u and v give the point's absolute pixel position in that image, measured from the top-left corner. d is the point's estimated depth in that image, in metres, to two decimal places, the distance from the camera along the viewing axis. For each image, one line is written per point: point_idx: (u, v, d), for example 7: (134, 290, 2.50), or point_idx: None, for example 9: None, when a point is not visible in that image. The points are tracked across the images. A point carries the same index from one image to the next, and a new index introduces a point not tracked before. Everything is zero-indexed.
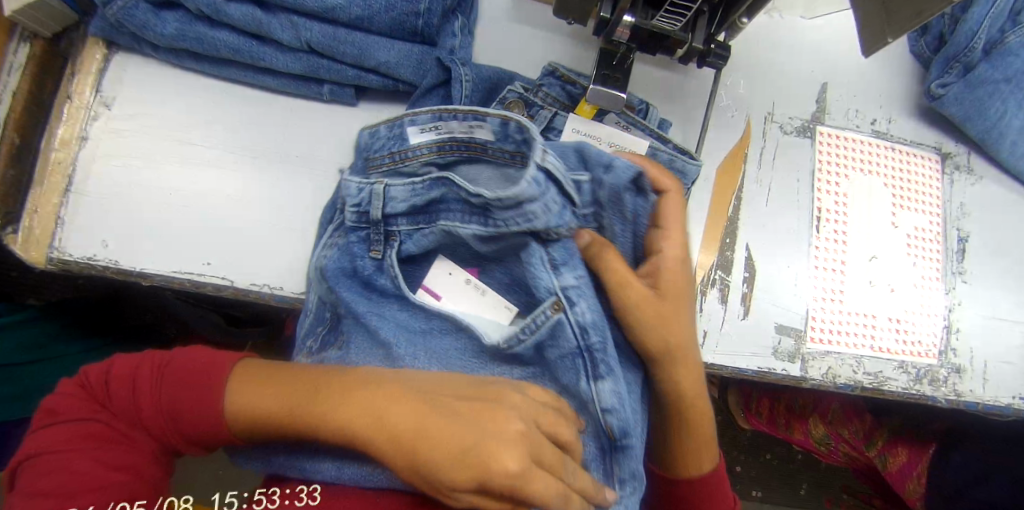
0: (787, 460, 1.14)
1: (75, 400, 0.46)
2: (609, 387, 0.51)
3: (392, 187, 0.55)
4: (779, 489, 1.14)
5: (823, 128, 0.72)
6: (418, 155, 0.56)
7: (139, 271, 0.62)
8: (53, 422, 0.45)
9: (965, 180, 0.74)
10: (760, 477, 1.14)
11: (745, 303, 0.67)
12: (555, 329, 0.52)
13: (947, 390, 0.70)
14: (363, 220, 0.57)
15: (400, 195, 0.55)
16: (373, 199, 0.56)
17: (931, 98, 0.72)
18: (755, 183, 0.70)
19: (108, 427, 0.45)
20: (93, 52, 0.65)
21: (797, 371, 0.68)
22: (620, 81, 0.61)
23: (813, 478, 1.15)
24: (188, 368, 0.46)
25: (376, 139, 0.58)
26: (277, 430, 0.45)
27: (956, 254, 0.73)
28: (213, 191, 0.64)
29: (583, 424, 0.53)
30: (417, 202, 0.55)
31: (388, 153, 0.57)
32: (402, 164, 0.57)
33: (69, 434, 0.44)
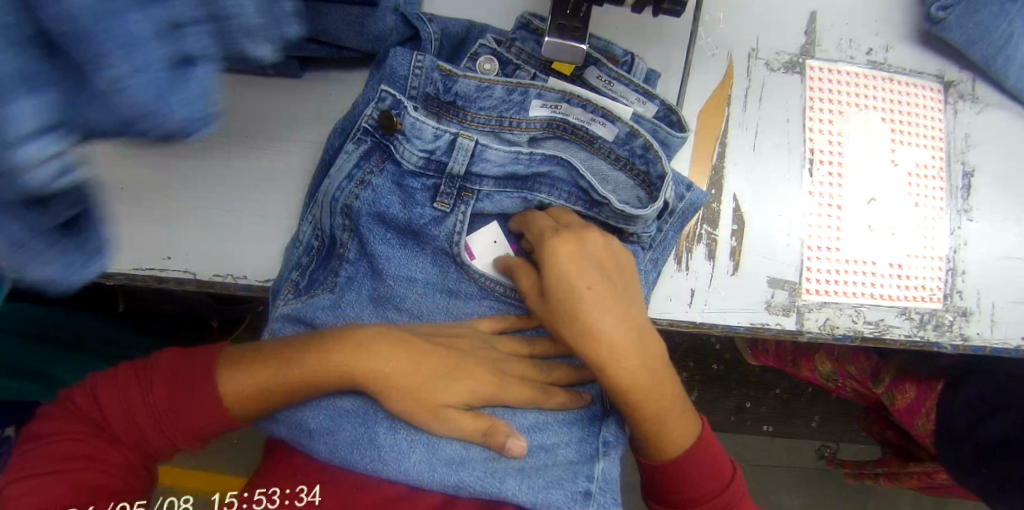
0: (797, 393, 1.13)
1: (55, 426, 0.45)
2: None
3: (490, 150, 0.53)
4: (790, 424, 1.13)
5: (813, 62, 0.66)
6: (529, 129, 0.55)
7: (100, 271, 0.59)
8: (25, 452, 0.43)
9: (970, 109, 0.69)
10: (771, 413, 1.13)
11: (734, 257, 0.63)
12: None
13: (953, 335, 0.67)
14: (428, 169, 0.54)
15: (497, 161, 0.53)
16: (460, 154, 0.53)
17: (932, 22, 0.66)
18: (741, 126, 0.64)
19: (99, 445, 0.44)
20: None
21: (793, 324, 0.64)
22: (579, 31, 0.52)
23: (824, 410, 1.14)
24: (172, 375, 0.47)
25: (484, 93, 0.55)
26: (266, 391, 0.48)
27: (961, 191, 0.68)
28: (167, 182, 0.61)
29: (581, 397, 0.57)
30: (518, 170, 0.54)
31: (492, 112, 0.55)
32: (504, 129, 0.55)
33: (57, 457, 0.43)
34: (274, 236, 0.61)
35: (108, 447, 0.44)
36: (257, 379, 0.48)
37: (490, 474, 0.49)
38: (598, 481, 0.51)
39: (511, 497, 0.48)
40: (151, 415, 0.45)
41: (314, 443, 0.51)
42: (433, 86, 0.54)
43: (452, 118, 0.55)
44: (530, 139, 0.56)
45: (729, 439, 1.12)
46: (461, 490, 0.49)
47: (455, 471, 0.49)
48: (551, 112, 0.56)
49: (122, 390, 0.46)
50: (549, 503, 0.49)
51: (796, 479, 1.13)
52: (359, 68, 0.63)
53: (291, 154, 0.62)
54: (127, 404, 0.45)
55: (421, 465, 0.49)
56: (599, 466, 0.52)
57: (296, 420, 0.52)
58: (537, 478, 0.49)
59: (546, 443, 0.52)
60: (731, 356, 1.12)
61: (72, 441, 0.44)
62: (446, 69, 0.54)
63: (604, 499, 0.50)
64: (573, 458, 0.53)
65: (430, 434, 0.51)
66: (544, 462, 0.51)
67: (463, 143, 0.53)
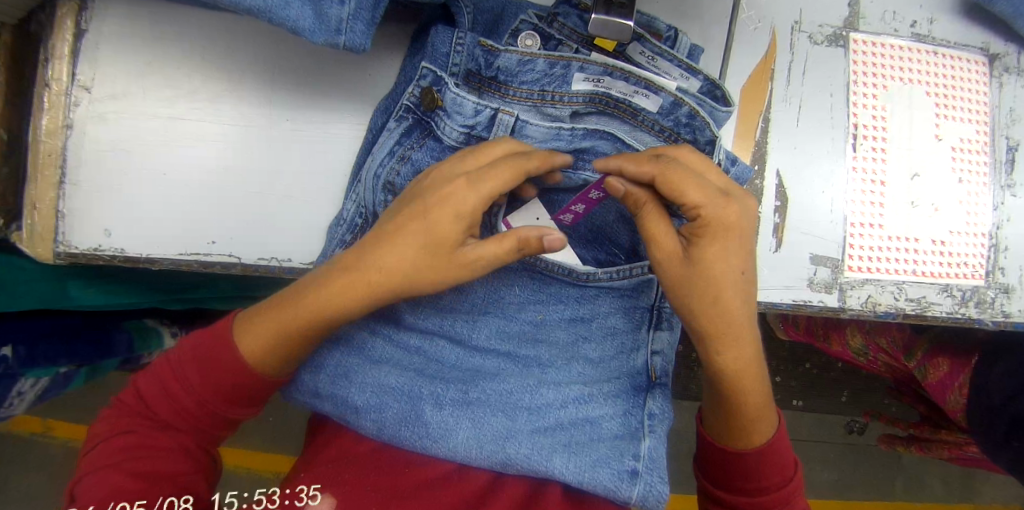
0: (828, 368, 1.13)
1: (118, 417, 0.49)
2: (664, 333, 0.58)
3: (531, 127, 0.53)
4: (818, 400, 1.14)
5: (857, 35, 0.65)
6: (572, 103, 0.54)
7: (146, 257, 0.61)
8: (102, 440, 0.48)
9: (1015, 82, 0.67)
10: (800, 389, 1.13)
11: (777, 234, 0.63)
12: (639, 285, 0.57)
13: (995, 312, 0.67)
14: (469, 144, 0.54)
15: (539, 135, 0.53)
16: (499, 132, 0.53)
17: None
18: (784, 101, 0.64)
19: (150, 434, 0.48)
20: (63, 30, 0.59)
21: (835, 302, 0.64)
22: (626, 8, 0.52)
23: (854, 386, 1.14)
24: (209, 351, 0.49)
25: (526, 68, 0.54)
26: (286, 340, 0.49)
27: (1006, 166, 0.67)
28: (210, 167, 0.61)
29: (624, 365, 0.56)
30: (560, 146, 0.54)
31: (534, 85, 0.54)
32: (546, 104, 0.54)
33: (114, 449, 0.47)
34: (321, 218, 0.62)
35: (155, 432, 0.48)
36: (267, 330, 0.49)
37: (537, 451, 0.49)
38: (644, 459, 0.51)
39: (559, 475, 0.48)
40: (191, 396, 0.48)
41: (361, 420, 0.51)
42: (475, 60, 0.54)
43: (493, 93, 0.54)
44: (571, 114, 0.55)
45: None
46: (509, 467, 0.48)
47: (501, 447, 0.49)
48: (592, 86, 0.54)
49: (162, 378, 0.49)
50: (596, 482, 0.48)
51: (820, 454, 1.16)
52: (397, 49, 0.63)
53: (332, 137, 0.62)
54: (170, 390, 0.49)
55: (468, 443, 0.49)
56: (645, 443, 0.52)
57: (342, 398, 0.52)
58: (584, 456, 0.49)
59: (593, 418, 0.53)
60: (761, 332, 1.11)
61: (125, 433, 0.48)
62: (487, 43, 0.53)
63: (652, 478, 0.50)
64: (618, 433, 0.52)
65: (475, 411, 0.50)
66: (588, 438, 0.51)
67: (505, 118, 0.53)
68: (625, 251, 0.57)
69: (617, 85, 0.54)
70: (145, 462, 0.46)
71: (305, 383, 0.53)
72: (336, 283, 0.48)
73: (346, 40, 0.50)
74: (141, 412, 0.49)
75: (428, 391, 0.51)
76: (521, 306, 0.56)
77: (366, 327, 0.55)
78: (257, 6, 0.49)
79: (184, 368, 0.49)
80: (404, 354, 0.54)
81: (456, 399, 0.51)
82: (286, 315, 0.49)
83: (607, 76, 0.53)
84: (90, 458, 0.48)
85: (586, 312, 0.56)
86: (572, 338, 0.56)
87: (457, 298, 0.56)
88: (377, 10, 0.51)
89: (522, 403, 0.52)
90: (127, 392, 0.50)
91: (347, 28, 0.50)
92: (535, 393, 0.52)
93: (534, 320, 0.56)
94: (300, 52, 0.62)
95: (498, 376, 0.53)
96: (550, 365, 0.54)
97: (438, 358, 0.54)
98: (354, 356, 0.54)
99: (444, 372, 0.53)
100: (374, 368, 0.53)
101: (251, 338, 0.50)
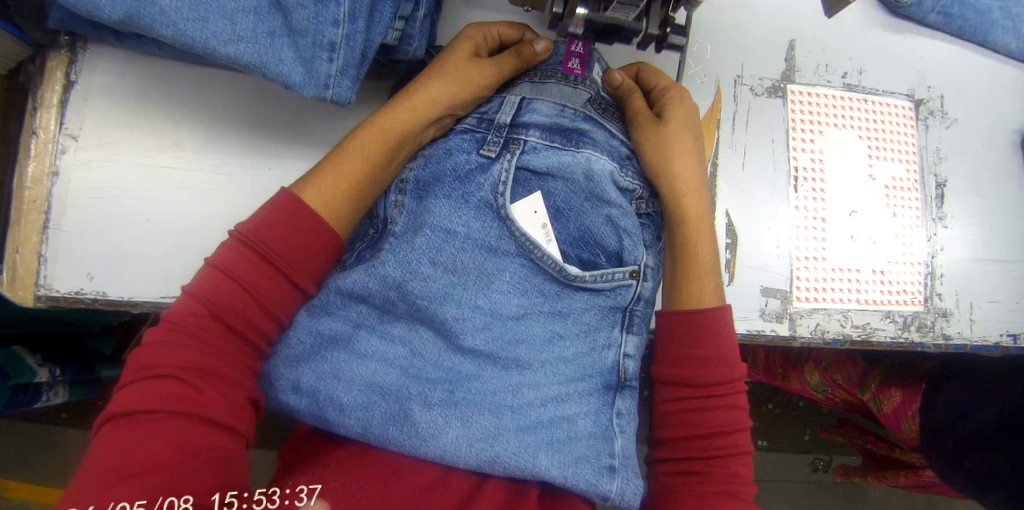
0: (789, 407, 1.18)
1: (161, 350, 0.48)
2: (633, 339, 0.62)
3: (539, 101, 0.58)
4: (783, 438, 1.18)
5: (794, 86, 0.71)
6: (590, 88, 0.59)
7: (127, 301, 0.63)
8: (144, 375, 0.47)
9: (940, 125, 0.74)
10: (764, 427, 1.18)
11: (729, 269, 0.68)
12: (619, 287, 0.60)
13: (935, 335, 0.72)
14: (480, 127, 0.58)
15: (546, 111, 0.58)
16: (507, 108, 0.58)
17: (899, 9, 0.73)
18: (730, 147, 0.69)
19: (202, 386, 0.48)
20: (52, 83, 0.62)
21: (786, 331, 0.69)
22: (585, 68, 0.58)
23: (815, 424, 1.19)
24: (275, 225, 0.51)
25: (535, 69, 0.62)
26: (351, 174, 0.55)
27: (936, 200, 0.73)
28: (192, 213, 0.64)
29: (602, 363, 0.60)
30: (564, 122, 0.58)
31: None
32: (569, 81, 0.59)
33: (161, 395, 0.46)
34: None
35: (200, 379, 0.48)
36: (333, 174, 0.55)
37: (524, 449, 0.53)
38: (619, 457, 0.57)
39: (546, 471, 0.53)
40: (260, 278, 0.50)
41: (345, 417, 0.52)
42: None
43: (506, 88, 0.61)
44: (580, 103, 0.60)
45: None
46: (497, 465, 0.52)
47: (491, 446, 0.52)
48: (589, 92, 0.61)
49: (225, 280, 0.50)
50: (580, 477, 0.54)
51: (787, 492, 1.19)
52: (373, 104, 0.67)
53: None
54: (234, 294, 0.49)
55: (458, 443, 0.52)
56: (616, 443, 0.58)
57: (325, 396, 0.52)
58: (567, 454, 0.55)
59: (570, 417, 0.57)
60: None
61: (174, 378, 0.47)
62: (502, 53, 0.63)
63: (628, 473, 0.57)
64: (592, 431, 0.58)
65: (463, 410, 0.53)
66: (567, 435, 0.56)
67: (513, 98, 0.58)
68: (609, 254, 0.60)
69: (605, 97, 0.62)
70: (193, 426, 0.46)
71: (281, 379, 0.53)
72: (410, 111, 0.56)
73: (333, 94, 0.54)
74: (194, 345, 0.48)
75: (416, 393, 0.53)
76: (506, 299, 0.57)
77: (348, 321, 0.55)
78: (249, 62, 0.52)
79: (251, 257, 0.50)
80: (389, 347, 0.55)
81: (444, 400, 0.54)
82: (341, 161, 0.55)
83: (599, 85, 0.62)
84: (126, 395, 0.46)
85: (564, 307, 0.59)
86: (548, 336, 0.58)
87: (451, 278, 0.56)
88: (362, 67, 0.54)
89: (507, 402, 0.55)
90: (169, 316, 0.49)
91: (334, 82, 0.53)
92: (516, 393, 0.56)
93: (519, 313, 0.57)
94: (281, 107, 0.66)
95: (483, 376, 0.56)
96: (530, 367, 0.57)
97: (421, 352, 0.55)
98: (338, 352, 0.54)
99: (428, 371, 0.55)
100: (360, 363, 0.54)
101: (312, 191, 0.54)
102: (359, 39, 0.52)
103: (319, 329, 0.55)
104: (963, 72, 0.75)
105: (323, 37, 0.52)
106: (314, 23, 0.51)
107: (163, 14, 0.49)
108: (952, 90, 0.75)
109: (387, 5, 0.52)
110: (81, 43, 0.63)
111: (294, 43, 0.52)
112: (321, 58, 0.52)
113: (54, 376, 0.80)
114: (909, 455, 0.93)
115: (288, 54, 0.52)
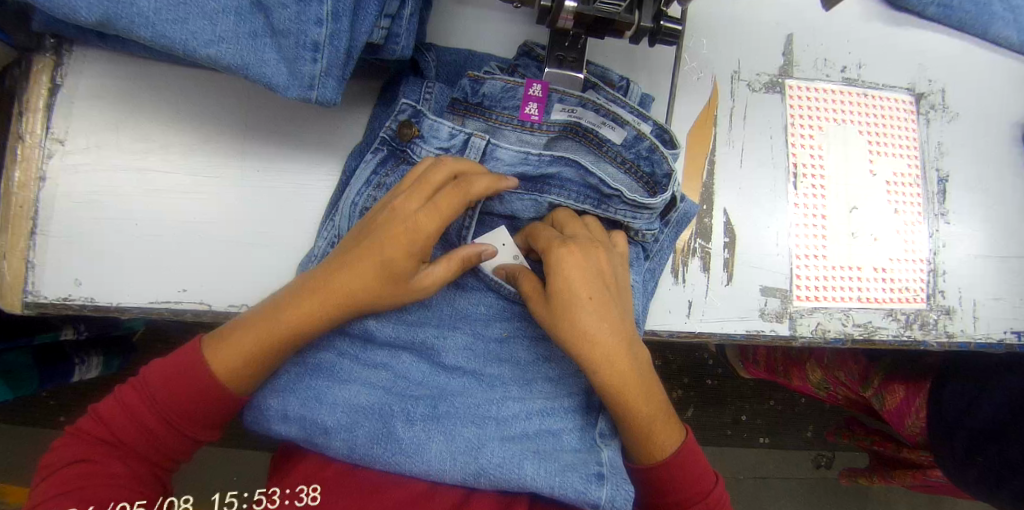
0: (791, 404, 1.17)
1: (74, 446, 0.49)
2: None
3: (501, 148, 0.55)
4: (786, 436, 1.17)
5: (791, 81, 0.70)
6: (548, 131, 0.57)
7: (116, 306, 0.62)
8: (60, 466, 0.48)
9: (941, 119, 0.73)
10: (767, 425, 1.16)
11: (727, 268, 0.67)
12: None
13: (938, 333, 0.71)
14: None
15: (508, 158, 0.56)
16: (472, 152, 0.55)
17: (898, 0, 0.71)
18: (727, 144, 0.68)
19: (102, 460, 0.48)
20: (37, 87, 0.61)
21: (786, 330, 0.68)
22: (576, 62, 0.57)
23: (818, 421, 1.18)
24: (175, 364, 0.50)
25: (509, 94, 0.57)
26: (263, 347, 0.50)
27: (938, 196, 0.72)
28: (181, 216, 0.63)
29: (587, 382, 0.58)
30: (528, 170, 0.56)
31: (516, 112, 0.57)
32: (526, 130, 0.57)
33: (66, 480, 0.47)
34: (288, 265, 0.64)
35: (113, 463, 0.48)
36: (243, 337, 0.50)
37: (510, 459, 0.50)
38: (608, 465, 0.53)
39: (532, 482, 0.50)
40: (155, 410, 0.49)
41: (331, 441, 0.50)
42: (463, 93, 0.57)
43: (477, 118, 0.57)
44: (547, 141, 0.58)
45: (726, 453, 1.15)
46: (482, 478, 0.50)
47: (474, 458, 0.50)
48: (568, 116, 0.57)
49: (125, 406, 0.49)
50: (566, 486, 0.50)
51: (791, 490, 1.17)
52: (363, 104, 0.66)
53: (299, 191, 0.65)
54: (131, 415, 0.49)
55: (442, 456, 0.50)
56: (605, 452, 0.54)
57: (309, 419, 0.51)
58: (552, 462, 0.51)
59: (556, 432, 0.55)
60: (725, 370, 1.15)
61: (77, 462, 0.48)
62: (473, 72, 0.56)
63: (618, 478, 0.52)
64: (578, 445, 0.55)
65: (446, 424, 0.52)
66: (554, 448, 0.53)
67: (477, 141, 0.55)
68: None
69: (591, 119, 0.57)
70: (97, 491, 0.46)
71: (266, 409, 0.53)
72: (314, 302, 0.50)
73: (318, 95, 0.53)
74: (100, 450, 0.48)
75: (400, 409, 0.52)
76: (487, 323, 0.58)
77: (331, 347, 0.55)
78: (232, 63, 0.51)
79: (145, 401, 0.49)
80: (372, 372, 0.54)
81: (427, 415, 0.52)
82: (264, 324, 0.50)
83: (584, 111, 0.57)
84: (45, 487, 0.47)
85: (548, 330, 0.58)
86: (533, 358, 0.57)
87: (429, 312, 0.57)
88: (348, 67, 0.53)
89: (492, 415, 0.54)
90: (79, 423, 0.50)
91: (319, 84, 0.52)
92: (501, 406, 0.54)
93: (500, 336, 0.57)
94: (269, 108, 0.65)
95: (465, 394, 0.54)
96: (511, 384, 0.56)
97: (404, 374, 0.55)
98: (321, 378, 0.54)
99: (412, 389, 0.54)
100: (343, 387, 0.53)
101: (221, 351, 0.50)
102: (344, 38, 0.51)
103: (301, 358, 0.54)
104: (964, 66, 0.74)
105: (306, 37, 0.51)
106: (297, 23, 0.50)
107: (143, 15, 0.48)
108: (953, 83, 0.73)
109: (372, 3, 0.51)
110: (66, 45, 0.62)
111: (278, 43, 0.51)
112: (305, 59, 0.51)
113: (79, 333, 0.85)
114: (918, 455, 0.92)
115: (272, 54, 0.51)
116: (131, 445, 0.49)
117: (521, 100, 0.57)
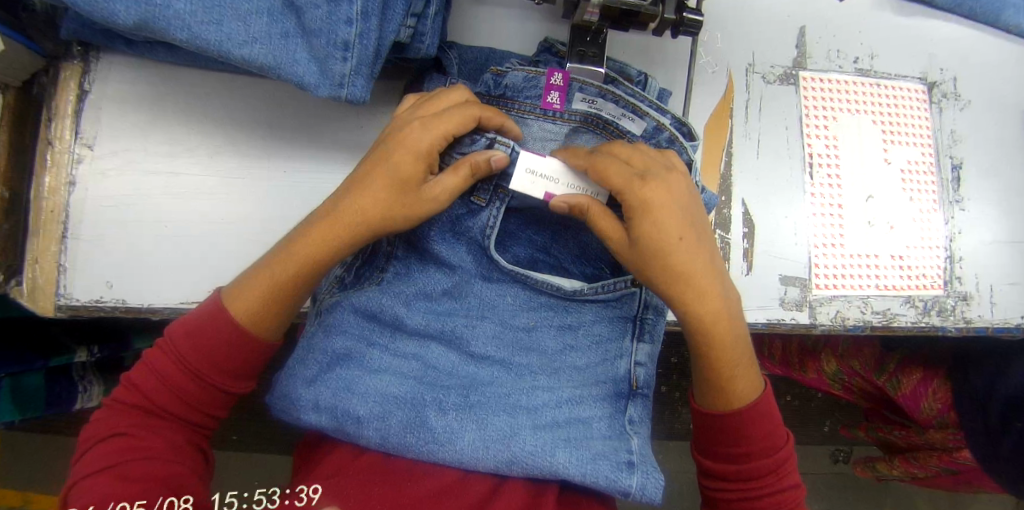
0: (807, 399, 1.17)
1: (113, 417, 0.50)
2: (644, 347, 0.59)
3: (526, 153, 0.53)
4: (802, 430, 1.17)
5: (806, 73, 0.71)
6: (570, 120, 0.58)
7: (147, 307, 0.63)
8: (103, 436, 0.49)
9: (954, 107, 0.74)
10: (784, 420, 1.17)
11: (747, 258, 0.68)
12: (625, 297, 0.59)
13: (956, 319, 0.71)
14: None
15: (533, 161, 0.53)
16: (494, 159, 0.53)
17: None
18: (743, 136, 0.69)
19: (143, 435, 0.49)
20: (66, 93, 0.63)
21: (806, 319, 0.69)
22: (597, 57, 0.59)
23: (835, 415, 1.18)
24: (205, 320, 0.52)
25: (531, 84, 0.58)
26: (276, 287, 0.52)
27: (952, 184, 0.73)
28: (207, 217, 0.64)
29: (613, 370, 0.59)
30: None
31: (538, 102, 0.58)
32: (548, 120, 0.58)
33: (107, 452, 0.48)
34: None
35: (148, 434, 0.49)
36: (261, 283, 0.52)
37: (541, 446, 0.51)
38: (637, 453, 0.54)
39: (565, 469, 0.51)
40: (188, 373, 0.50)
41: (363, 430, 0.51)
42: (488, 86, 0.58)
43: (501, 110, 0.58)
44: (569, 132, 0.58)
45: None
46: (516, 465, 0.51)
47: (507, 446, 0.51)
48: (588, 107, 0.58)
49: (161, 373, 0.51)
50: (597, 474, 0.51)
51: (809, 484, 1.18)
52: (384, 105, 0.67)
53: (322, 190, 0.66)
54: (168, 383, 0.50)
55: (475, 446, 0.51)
56: (633, 441, 0.55)
57: (341, 409, 0.52)
58: (583, 450, 0.52)
59: (584, 420, 0.56)
60: None
61: (118, 434, 0.49)
62: (496, 67, 0.58)
63: (647, 467, 0.53)
64: (607, 434, 0.55)
65: (478, 413, 0.53)
66: (583, 435, 0.54)
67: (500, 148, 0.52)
68: (612, 266, 0.60)
69: (612, 111, 0.57)
70: (138, 464, 0.47)
71: (301, 399, 0.54)
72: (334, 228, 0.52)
73: (347, 93, 0.54)
74: (138, 421, 0.49)
75: (431, 398, 0.53)
76: (514, 312, 0.58)
77: (364, 338, 0.56)
78: (264, 63, 0.52)
79: (183, 367, 0.50)
80: (402, 362, 0.55)
81: (459, 404, 0.53)
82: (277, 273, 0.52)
83: (605, 102, 0.57)
84: (82, 462, 0.48)
85: (574, 320, 0.59)
86: (560, 347, 0.58)
87: (457, 303, 0.58)
88: (376, 65, 0.54)
89: (521, 403, 0.55)
90: (117, 393, 0.51)
91: (348, 82, 0.53)
92: (530, 394, 0.55)
93: (528, 326, 0.58)
94: (293, 110, 0.66)
95: (495, 383, 0.55)
96: (539, 372, 0.57)
97: (434, 364, 0.56)
98: (353, 368, 0.54)
99: (441, 379, 0.55)
100: (374, 377, 0.54)
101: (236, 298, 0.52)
102: (372, 37, 0.52)
103: (332, 350, 0.55)
104: (976, 54, 0.74)
105: (336, 36, 0.52)
106: (327, 22, 0.52)
107: (178, 18, 0.49)
108: (965, 71, 0.74)
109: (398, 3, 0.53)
110: (94, 52, 0.64)
111: (308, 43, 0.53)
112: (335, 58, 0.53)
113: (93, 354, 0.81)
114: (944, 436, 0.90)
115: (302, 54, 0.52)
116: (171, 411, 0.50)
117: (544, 89, 0.58)
